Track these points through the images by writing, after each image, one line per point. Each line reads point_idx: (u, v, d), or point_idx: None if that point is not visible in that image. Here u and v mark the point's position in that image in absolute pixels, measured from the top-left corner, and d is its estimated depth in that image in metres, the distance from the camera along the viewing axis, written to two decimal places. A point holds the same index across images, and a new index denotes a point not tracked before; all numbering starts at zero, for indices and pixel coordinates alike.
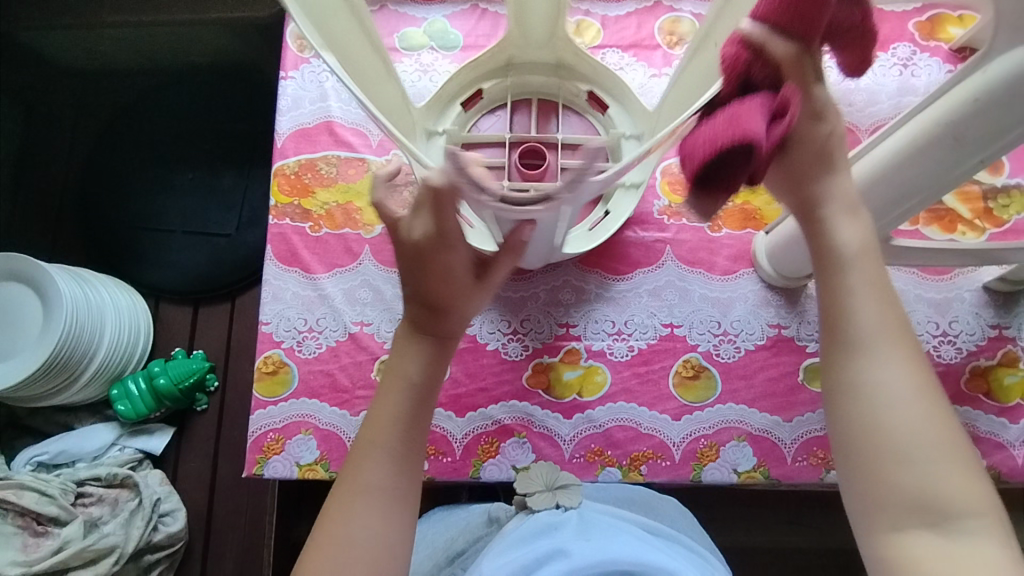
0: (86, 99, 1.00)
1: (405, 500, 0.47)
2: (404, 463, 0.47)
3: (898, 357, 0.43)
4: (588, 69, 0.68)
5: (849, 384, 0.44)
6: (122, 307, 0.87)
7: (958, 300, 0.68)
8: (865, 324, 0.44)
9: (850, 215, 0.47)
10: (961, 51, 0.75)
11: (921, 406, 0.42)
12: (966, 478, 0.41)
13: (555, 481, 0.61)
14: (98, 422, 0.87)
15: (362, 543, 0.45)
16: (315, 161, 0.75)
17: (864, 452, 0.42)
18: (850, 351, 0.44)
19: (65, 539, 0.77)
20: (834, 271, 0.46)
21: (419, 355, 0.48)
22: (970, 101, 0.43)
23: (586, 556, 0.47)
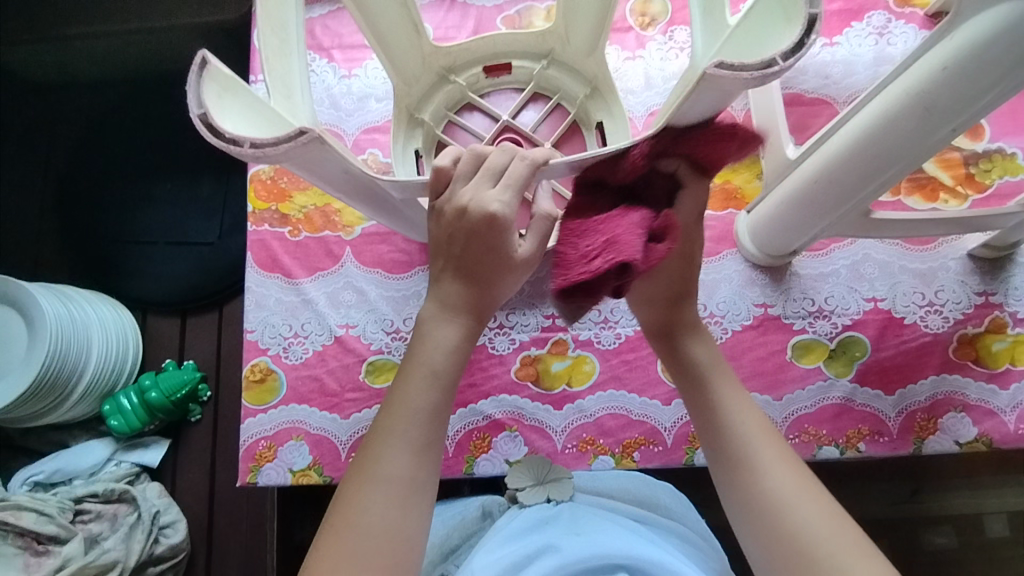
0: (60, 114, 0.99)
1: (426, 488, 0.45)
2: (425, 451, 0.45)
3: (776, 462, 0.48)
4: (465, 57, 0.68)
5: (735, 492, 0.48)
6: (108, 322, 0.86)
7: (943, 268, 0.68)
8: (738, 427, 0.50)
9: (698, 338, 0.55)
10: (936, 17, 0.74)
11: (810, 500, 0.46)
12: (865, 548, 0.44)
13: (546, 475, 0.62)
14: (92, 439, 0.87)
15: (379, 533, 0.43)
16: None
17: (755, 535, 0.47)
18: (733, 465, 0.49)
19: (66, 557, 0.77)
20: (691, 385, 0.54)
21: (449, 337, 0.48)
22: (938, 69, 0.43)
23: (576, 550, 0.47)
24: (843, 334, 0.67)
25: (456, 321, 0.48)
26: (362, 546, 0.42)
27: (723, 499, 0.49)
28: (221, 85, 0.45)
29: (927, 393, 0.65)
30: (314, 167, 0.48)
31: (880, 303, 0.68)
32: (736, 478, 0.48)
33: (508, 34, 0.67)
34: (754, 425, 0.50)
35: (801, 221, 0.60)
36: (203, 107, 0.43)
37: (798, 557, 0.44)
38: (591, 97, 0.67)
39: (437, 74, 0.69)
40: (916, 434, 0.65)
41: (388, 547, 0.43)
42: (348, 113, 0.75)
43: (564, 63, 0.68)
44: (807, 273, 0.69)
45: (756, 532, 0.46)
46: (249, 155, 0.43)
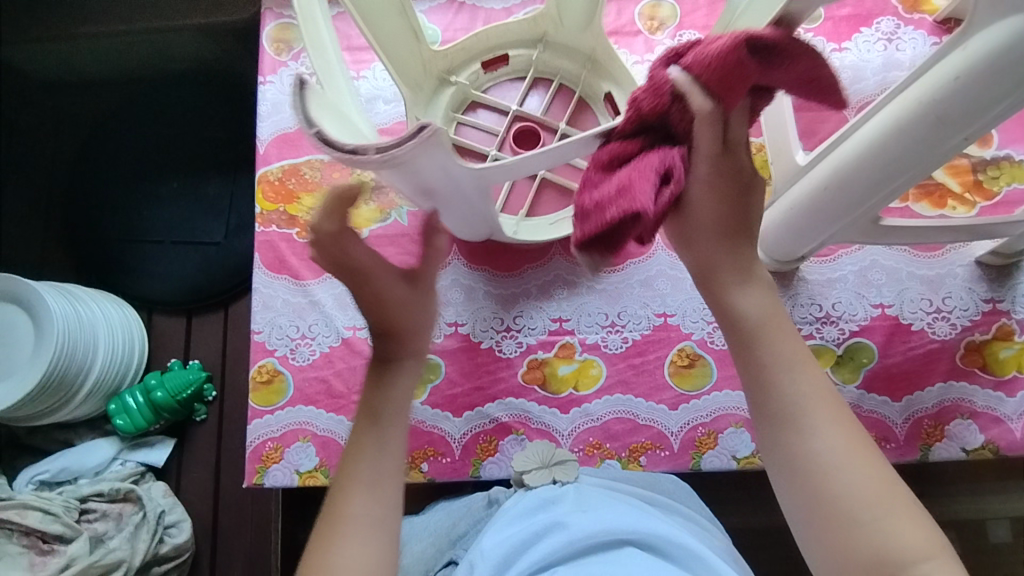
0: (67, 113, 0.99)
1: (388, 522, 0.46)
2: (383, 485, 0.47)
3: (832, 427, 0.43)
4: (462, 57, 0.69)
5: (783, 456, 0.44)
6: (115, 321, 0.86)
7: (951, 275, 0.68)
8: (797, 393, 0.44)
9: (753, 287, 0.47)
10: (945, 23, 0.74)
11: (863, 471, 0.42)
12: (915, 518, 0.41)
13: (551, 457, 0.60)
14: (98, 438, 0.87)
15: (349, 574, 0.43)
16: (299, 165, 0.74)
17: (798, 503, 0.44)
18: (789, 430, 0.44)
19: (71, 556, 0.77)
20: (742, 339, 0.46)
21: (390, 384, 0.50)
22: (951, 79, 0.43)
23: (584, 526, 0.47)
24: (850, 340, 0.67)
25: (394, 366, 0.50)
26: (378, 459, 0.48)
27: (770, 463, 0.45)
28: (318, 104, 0.43)
29: (934, 400, 0.65)
30: (418, 173, 0.46)
31: (887, 309, 0.68)
32: (780, 443, 0.44)
33: (501, 25, 0.67)
34: (809, 390, 0.45)
35: (807, 227, 0.60)
36: (315, 126, 0.41)
37: (842, 520, 0.42)
38: (592, 73, 0.69)
39: (437, 79, 0.68)
40: (923, 440, 0.65)
41: (401, 460, 0.48)
42: None
43: (558, 45, 0.69)
44: (814, 279, 0.69)
45: (801, 496, 0.43)
46: (371, 163, 0.41)
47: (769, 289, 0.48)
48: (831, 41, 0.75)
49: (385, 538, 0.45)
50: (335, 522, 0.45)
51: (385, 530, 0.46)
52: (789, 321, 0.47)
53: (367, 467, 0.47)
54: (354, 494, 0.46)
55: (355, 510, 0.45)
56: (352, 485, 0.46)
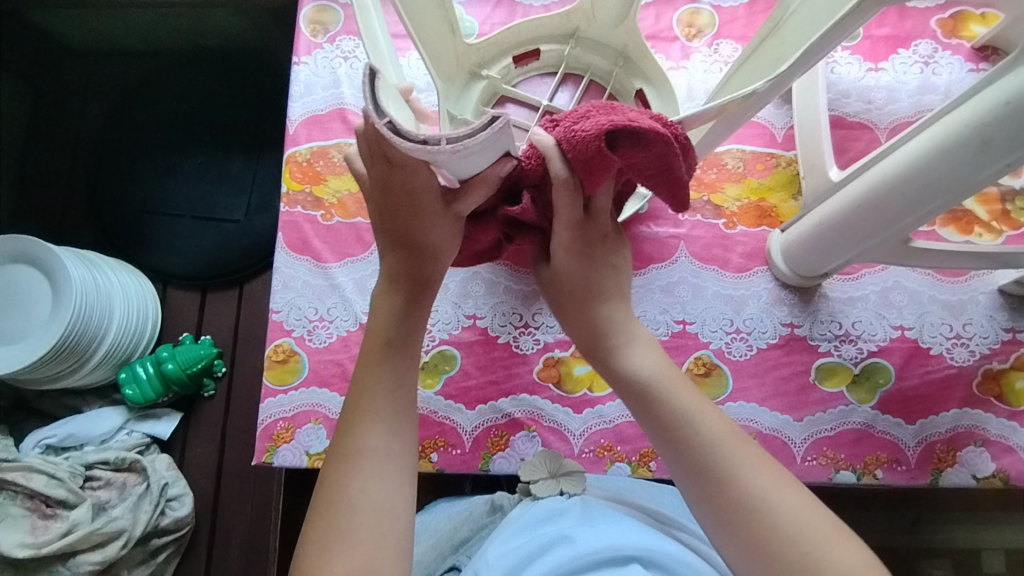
0: (96, 79, 0.99)
1: (404, 459, 0.46)
2: (396, 417, 0.47)
3: (739, 455, 0.44)
4: (493, 50, 0.68)
5: (709, 494, 0.43)
6: (131, 291, 0.87)
7: (973, 302, 0.68)
8: (706, 435, 0.45)
9: (637, 348, 0.50)
10: (983, 50, 0.74)
11: (773, 486, 0.43)
12: (851, 545, 0.41)
13: (559, 469, 0.61)
14: (105, 406, 0.87)
15: (364, 507, 0.43)
16: (328, 148, 0.74)
17: (741, 552, 0.42)
18: (705, 476, 0.44)
19: (74, 522, 0.77)
20: (641, 397, 0.48)
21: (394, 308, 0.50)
22: (1001, 104, 0.43)
23: (591, 541, 0.47)
24: (867, 360, 0.67)
25: (399, 292, 0.50)
26: (393, 394, 0.47)
27: (698, 513, 0.45)
28: (386, 93, 0.41)
29: (948, 426, 0.65)
30: (471, 165, 0.43)
31: (906, 332, 0.68)
32: (705, 490, 0.44)
33: (535, 18, 0.66)
34: (715, 426, 0.45)
35: (836, 244, 0.60)
36: (386, 115, 0.39)
37: (783, 555, 0.41)
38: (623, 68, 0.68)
39: (469, 72, 0.68)
40: (934, 465, 0.65)
41: (413, 395, 0.49)
42: None
43: (590, 41, 0.68)
44: (836, 296, 0.69)
45: (737, 538, 0.42)
46: (444, 154, 0.40)
47: (660, 350, 0.50)
48: (868, 60, 0.75)
49: (401, 476, 0.45)
50: (348, 457, 0.45)
51: (400, 467, 0.46)
52: (684, 375, 0.49)
53: (382, 399, 0.47)
54: (370, 427, 0.46)
55: (372, 444, 0.45)
56: (365, 420, 0.46)
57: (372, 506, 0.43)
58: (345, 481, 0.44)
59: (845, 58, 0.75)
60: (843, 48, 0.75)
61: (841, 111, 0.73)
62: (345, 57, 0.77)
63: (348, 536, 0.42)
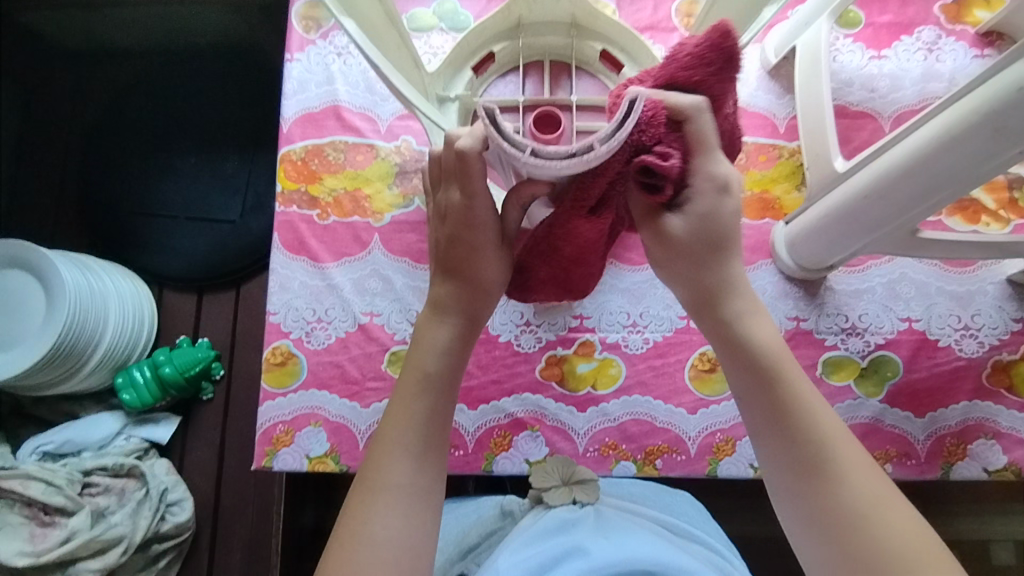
0: (88, 80, 0.98)
1: (432, 495, 0.44)
2: (426, 457, 0.45)
3: (852, 463, 0.41)
4: (450, 70, 0.68)
5: (811, 500, 0.41)
6: (125, 294, 0.86)
7: (981, 293, 0.67)
8: (819, 435, 0.42)
9: (759, 317, 0.46)
10: (988, 36, 0.73)
11: (890, 510, 0.40)
12: (950, 569, 0.38)
13: (571, 475, 0.59)
14: (103, 412, 0.86)
15: (386, 542, 0.42)
16: (322, 146, 0.73)
17: (831, 556, 0.40)
18: (807, 471, 0.42)
19: (72, 529, 0.76)
20: (756, 374, 0.44)
21: (439, 340, 0.48)
22: (1015, 88, 0.41)
23: (607, 554, 0.45)
24: (875, 353, 0.66)
25: (444, 323, 0.48)
26: (426, 428, 0.45)
27: (791, 508, 0.43)
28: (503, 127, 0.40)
29: (958, 418, 0.64)
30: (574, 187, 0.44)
31: (914, 324, 0.67)
32: (806, 485, 0.42)
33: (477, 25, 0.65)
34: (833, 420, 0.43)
35: (843, 235, 0.59)
36: (526, 145, 0.39)
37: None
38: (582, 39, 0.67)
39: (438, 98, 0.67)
40: (944, 458, 0.64)
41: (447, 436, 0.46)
42: (382, 98, 0.75)
43: (536, 26, 0.67)
44: (842, 289, 0.67)
45: (832, 548, 0.40)
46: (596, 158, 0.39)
47: (775, 324, 0.47)
48: (871, 48, 0.73)
49: (428, 510, 0.44)
50: (374, 489, 0.43)
51: (427, 506, 0.44)
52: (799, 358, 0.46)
53: (414, 433, 0.45)
54: (397, 459, 0.44)
55: (399, 479, 0.44)
56: (391, 458, 0.44)
57: (393, 548, 0.42)
58: (368, 516, 0.43)
59: (847, 46, 0.73)
60: (845, 36, 0.74)
61: (845, 100, 0.72)
62: (338, 53, 0.76)
63: None
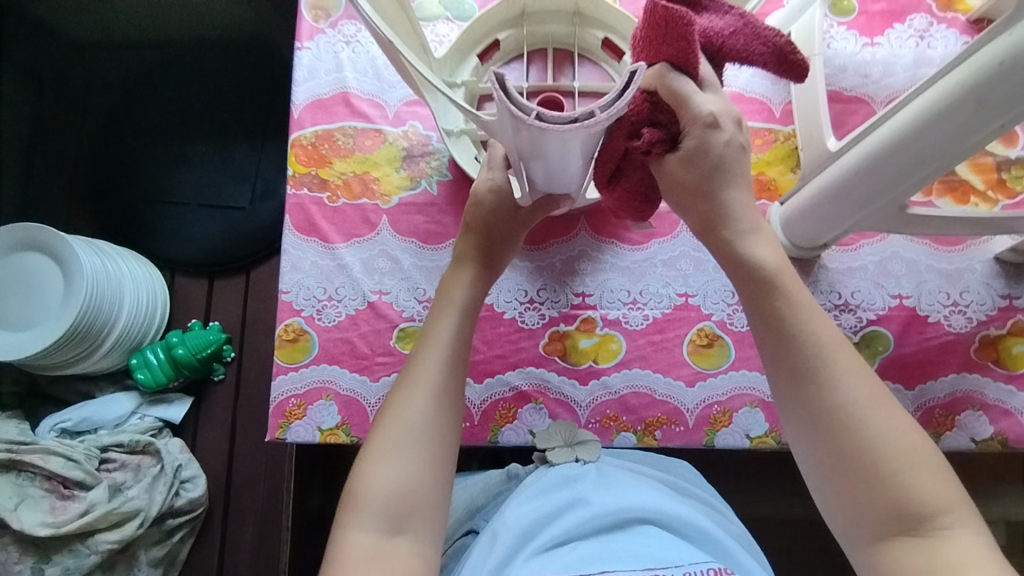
0: (101, 70, 1.00)
1: (455, 397, 0.51)
2: (454, 362, 0.52)
3: (844, 371, 0.46)
4: (457, 56, 0.69)
5: (806, 406, 0.46)
6: (140, 278, 0.88)
7: (970, 270, 0.69)
8: (814, 346, 0.46)
9: (759, 236, 0.49)
10: (978, 23, 0.75)
11: (875, 412, 0.45)
12: (925, 461, 0.44)
13: (574, 437, 0.62)
14: (118, 391, 0.88)
15: (420, 427, 0.48)
16: (332, 132, 0.76)
17: (822, 456, 0.45)
18: (802, 380, 0.46)
19: (91, 502, 0.78)
20: (759, 291, 0.48)
21: (467, 278, 0.56)
22: (996, 63, 0.44)
23: (606, 503, 0.49)
24: (866, 328, 0.68)
25: (464, 269, 0.57)
26: (455, 340, 0.53)
27: (789, 415, 0.47)
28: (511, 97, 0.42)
29: (946, 390, 0.67)
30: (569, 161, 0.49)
31: (905, 300, 0.69)
32: (803, 394, 0.46)
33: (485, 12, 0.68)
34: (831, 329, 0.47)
35: (835, 213, 0.61)
36: (533, 110, 0.41)
37: (873, 468, 0.44)
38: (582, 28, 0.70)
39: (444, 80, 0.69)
40: (933, 429, 0.66)
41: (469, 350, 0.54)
42: (390, 85, 0.77)
43: (539, 14, 0.69)
44: (835, 267, 0.70)
45: (824, 448, 0.45)
46: (597, 124, 0.42)
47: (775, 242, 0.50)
48: (864, 35, 0.76)
49: (451, 408, 0.51)
50: (410, 380, 0.51)
51: (453, 403, 0.51)
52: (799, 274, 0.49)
53: (446, 340, 0.53)
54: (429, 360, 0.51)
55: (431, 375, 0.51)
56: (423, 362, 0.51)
57: (424, 432, 0.49)
58: (404, 403, 0.49)
59: (841, 33, 0.76)
60: (839, 23, 0.76)
61: (838, 86, 0.74)
62: (347, 41, 0.78)
63: (400, 452, 0.47)
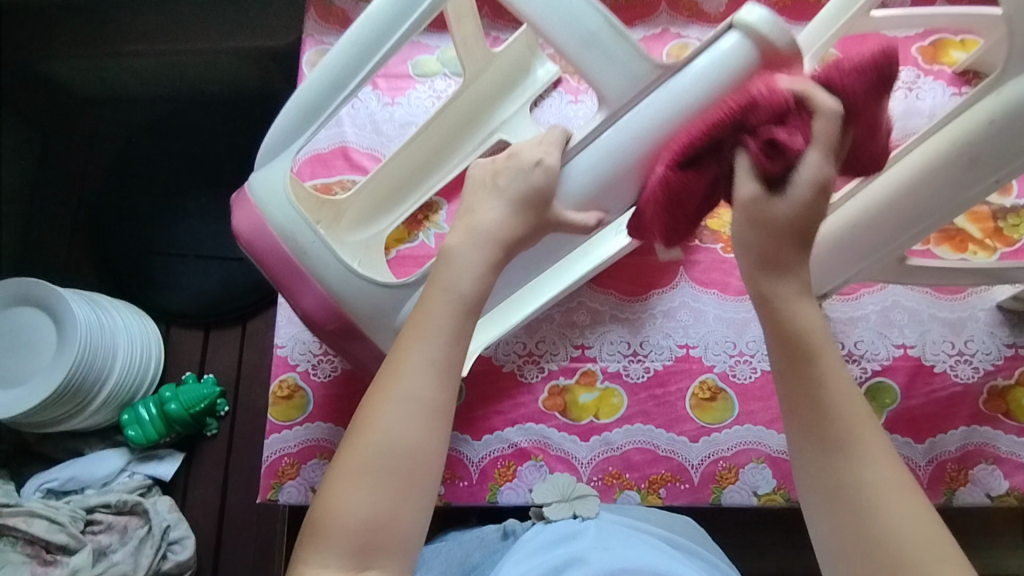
0: (104, 125, 1.02)
1: (445, 408, 0.42)
2: (448, 373, 0.42)
3: (847, 383, 0.41)
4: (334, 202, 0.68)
5: (807, 407, 0.41)
6: (135, 330, 0.87)
7: (973, 319, 0.69)
8: (820, 351, 0.42)
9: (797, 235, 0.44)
10: (964, 74, 0.77)
11: (869, 435, 0.40)
12: (922, 502, 0.38)
13: (570, 492, 0.60)
14: (107, 448, 0.86)
15: (399, 448, 0.40)
16: (331, 185, 0.76)
17: (815, 470, 0.40)
18: (807, 380, 0.41)
19: (74, 568, 0.75)
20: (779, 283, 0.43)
21: (473, 265, 0.46)
22: (987, 121, 0.47)
23: (605, 563, 0.46)
24: (872, 379, 0.67)
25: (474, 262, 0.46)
26: (448, 341, 0.43)
27: (785, 419, 0.42)
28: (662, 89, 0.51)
29: (958, 444, 0.65)
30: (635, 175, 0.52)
31: (909, 350, 0.68)
32: (804, 396, 0.41)
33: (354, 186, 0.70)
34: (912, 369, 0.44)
35: (835, 264, 0.59)
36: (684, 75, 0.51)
37: (852, 492, 0.39)
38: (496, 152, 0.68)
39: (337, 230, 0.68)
40: (946, 484, 0.64)
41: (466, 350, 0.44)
42: (388, 138, 0.78)
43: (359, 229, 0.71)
44: (837, 316, 0.69)
45: (814, 462, 0.40)
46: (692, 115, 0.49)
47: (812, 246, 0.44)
48: None
49: (439, 424, 0.41)
50: (390, 393, 0.41)
51: (440, 420, 0.41)
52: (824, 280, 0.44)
53: (432, 344, 0.42)
54: (412, 369, 0.42)
55: (416, 387, 0.41)
56: (403, 365, 0.42)
57: (396, 454, 0.40)
58: (380, 420, 0.40)
59: None
60: None
61: None
62: None
63: (375, 475, 0.39)
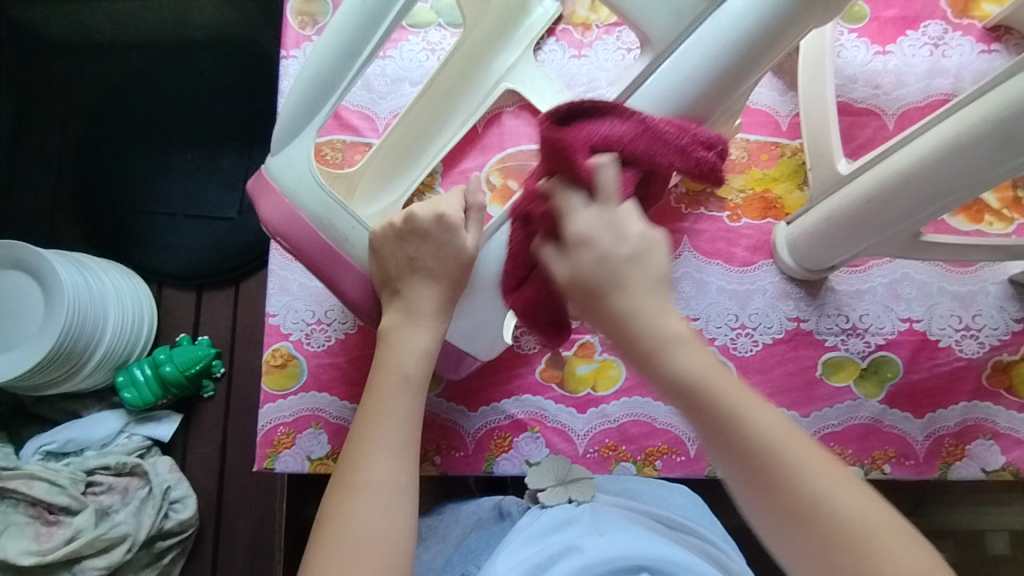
0: (82, 75, 0.97)
1: (409, 491, 0.45)
2: (404, 452, 0.47)
3: (808, 457, 0.36)
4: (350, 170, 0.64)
5: (765, 509, 0.37)
6: (125, 293, 0.85)
7: (983, 293, 0.67)
8: (762, 438, 0.37)
9: (685, 346, 0.39)
10: (994, 31, 0.72)
11: (834, 484, 0.36)
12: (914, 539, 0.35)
13: (566, 475, 0.60)
14: (104, 409, 0.86)
15: (368, 538, 0.43)
16: (321, 146, 0.72)
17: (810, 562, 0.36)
18: (750, 479, 0.37)
19: (77, 528, 0.77)
20: (684, 393, 0.38)
21: (420, 345, 0.51)
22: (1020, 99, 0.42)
23: (601, 551, 0.46)
24: (875, 354, 0.66)
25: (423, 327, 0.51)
26: (403, 428, 0.47)
27: (752, 508, 0.37)
28: None
29: (957, 419, 0.64)
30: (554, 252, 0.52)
31: (915, 324, 0.66)
32: (756, 486, 0.37)
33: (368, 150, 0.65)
34: (777, 428, 0.37)
35: (847, 239, 0.58)
36: None
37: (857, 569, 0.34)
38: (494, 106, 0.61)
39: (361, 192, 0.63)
40: (942, 459, 0.64)
41: (419, 432, 0.49)
42: (380, 95, 0.74)
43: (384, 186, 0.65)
44: (843, 289, 0.67)
45: (799, 550, 0.36)
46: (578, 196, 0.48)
47: (695, 342, 0.39)
48: (876, 43, 0.72)
49: (407, 505, 0.45)
50: (355, 484, 0.45)
51: (404, 501, 0.45)
52: (725, 363, 0.39)
53: (391, 431, 0.47)
54: (376, 458, 0.46)
55: (380, 474, 0.45)
56: (384, 414, 0.48)
57: (369, 544, 0.43)
58: (346, 516, 0.44)
59: (852, 41, 0.72)
60: (849, 31, 0.72)
61: (848, 97, 0.71)
62: None
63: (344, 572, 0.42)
